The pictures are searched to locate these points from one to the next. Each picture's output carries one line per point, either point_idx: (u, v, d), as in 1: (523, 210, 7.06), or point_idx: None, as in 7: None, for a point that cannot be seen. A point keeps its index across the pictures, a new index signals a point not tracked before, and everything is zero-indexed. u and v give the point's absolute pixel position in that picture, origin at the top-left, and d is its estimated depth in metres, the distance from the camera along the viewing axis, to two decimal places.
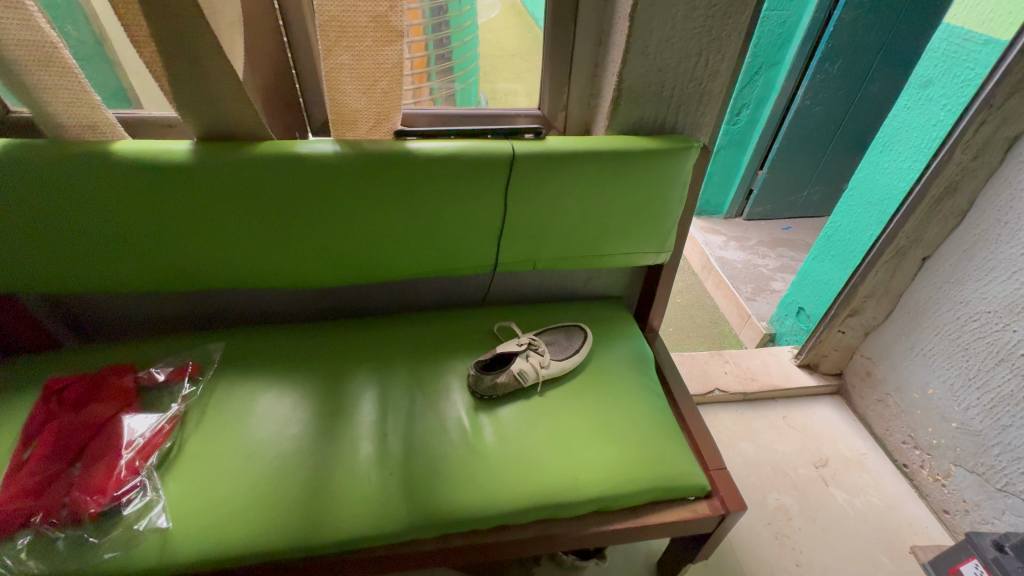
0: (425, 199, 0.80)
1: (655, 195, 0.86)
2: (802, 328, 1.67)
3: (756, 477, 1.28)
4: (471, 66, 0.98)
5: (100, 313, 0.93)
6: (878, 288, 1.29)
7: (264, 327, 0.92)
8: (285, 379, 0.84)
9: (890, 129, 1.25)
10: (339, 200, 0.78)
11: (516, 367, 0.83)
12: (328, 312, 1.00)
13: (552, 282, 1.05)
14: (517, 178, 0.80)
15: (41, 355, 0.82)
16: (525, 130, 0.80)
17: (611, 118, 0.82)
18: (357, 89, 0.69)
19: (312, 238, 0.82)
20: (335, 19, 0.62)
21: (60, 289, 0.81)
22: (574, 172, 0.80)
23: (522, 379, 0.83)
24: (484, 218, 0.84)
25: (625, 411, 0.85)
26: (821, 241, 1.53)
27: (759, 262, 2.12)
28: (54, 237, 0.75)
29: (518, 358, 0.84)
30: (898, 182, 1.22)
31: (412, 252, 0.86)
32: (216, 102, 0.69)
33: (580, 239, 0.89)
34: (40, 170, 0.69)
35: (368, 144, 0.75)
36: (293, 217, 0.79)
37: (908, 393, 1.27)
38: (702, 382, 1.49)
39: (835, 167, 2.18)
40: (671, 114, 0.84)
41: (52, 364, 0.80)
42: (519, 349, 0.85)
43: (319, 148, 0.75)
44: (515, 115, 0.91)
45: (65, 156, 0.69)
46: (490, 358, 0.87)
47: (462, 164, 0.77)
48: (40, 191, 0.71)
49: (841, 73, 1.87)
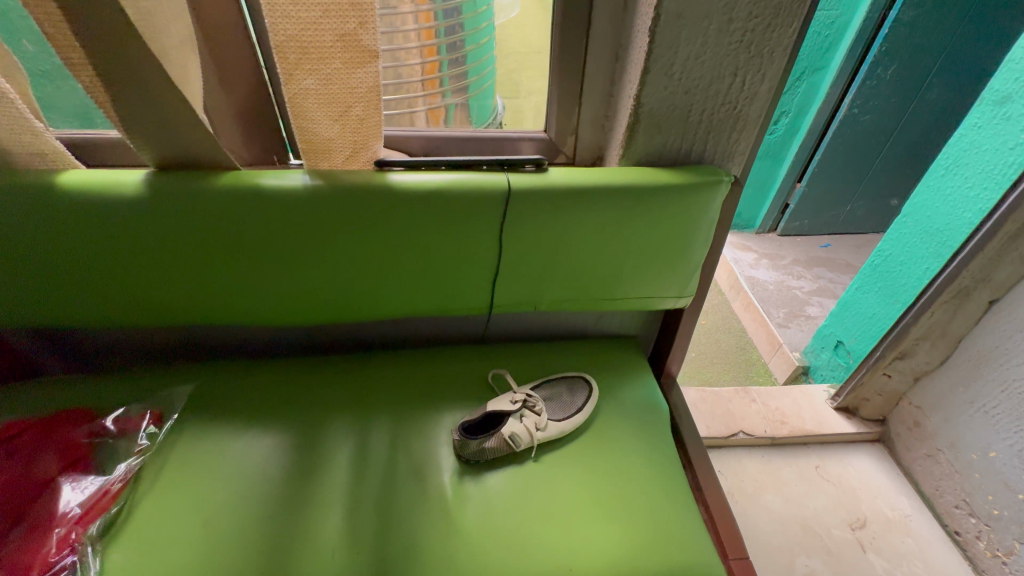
0: (409, 235, 0.70)
1: (677, 232, 0.74)
2: (839, 363, 1.52)
3: (782, 537, 1.15)
4: (487, 71, 0.88)
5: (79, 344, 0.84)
6: (933, 330, 1.13)
7: (238, 364, 0.84)
8: (255, 427, 0.75)
9: (957, 150, 1.09)
10: (313, 235, 0.69)
11: (507, 431, 0.73)
12: (311, 347, 0.91)
13: (558, 321, 0.94)
14: (515, 215, 0.69)
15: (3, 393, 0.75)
16: (525, 161, 0.69)
17: (627, 146, 0.71)
18: (327, 115, 0.60)
19: (284, 275, 0.73)
20: (294, 39, 0.53)
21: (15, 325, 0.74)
22: (582, 209, 0.69)
23: (514, 443, 0.73)
24: (478, 256, 0.73)
25: (633, 481, 0.74)
26: (865, 270, 1.37)
27: (793, 284, 1.96)
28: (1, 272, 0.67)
29: (510, 419, 0.75)
30: (964, 212, 1.06)
31: (396, 291, 0.76)
32: (170, 129, 0.60)
33: (589, 279, 0.78)
34: None
35: (344, 175, 0.66)
36: (263, 254, 0.70)
37: (965, 452, 1.12)
38: (725, 423, 1.36)
39: (883, 181, 2.00)
40: (698, 142, 0.71)
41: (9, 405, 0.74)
42: (512, 408, 0.76)
43: (288, 179, 0.65)
44: (518, 138, 0.80)
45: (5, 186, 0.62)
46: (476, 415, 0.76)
47: (451, 199, 0.67)
48: None
49: (895, 79, 1.69)
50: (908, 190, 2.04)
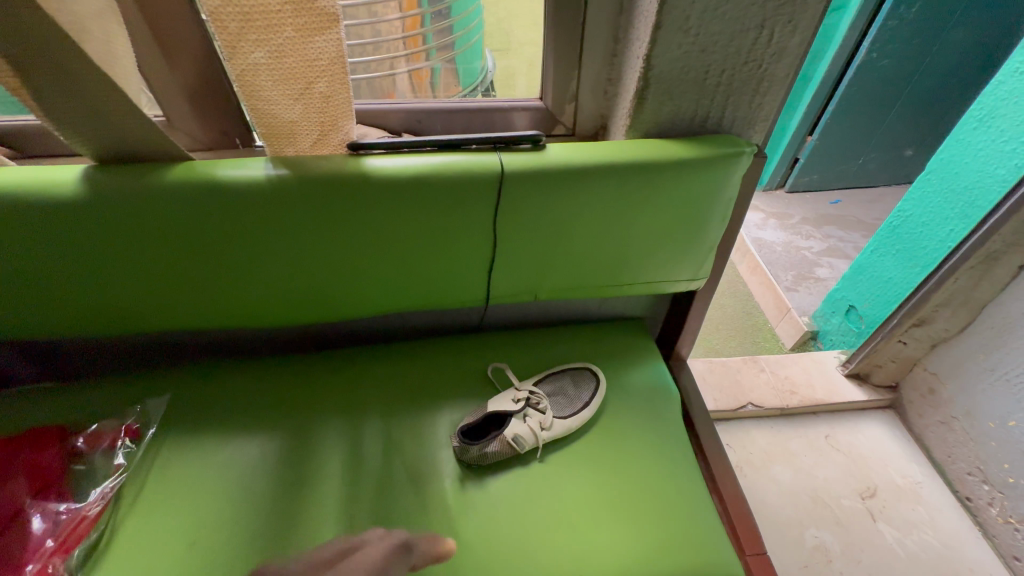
0: (391, 227, 0.62)
1: (691, 212, 0.66)
2: (851, 328, 1.47)
3: (791, 509, 1.14)
4: (474, 22, 0.77)
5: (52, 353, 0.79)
6: (956, 296, 1.07)
7: (220, 368, 0.79)
8: (241, 435, 0.71)
9: (993, 100, 1.00)
10: (283, 232, 0.61)
11: (510, 433, 0.69)
12: (299, 344, 0.86)
13: (559, 305, 0.88)
14: (510, 200, 0.61)
15: None
16: (519, 138, 0.60)
17: (635, 116, 0.62)
18: (286, 93, 0.52)
19: (256, 275, 0.65)
20: (233, 4, 0.45)
21: None
22: (585, 189, 0.61)
23: (518, 445, 0.69)
24: (470, 246, 0.66)
25: (644, 479, 0.70)
26: (883, 232, 1.30)
27: (802, 244, 1.89)
28: None
29: (513, 420, 0.71)
30: (997, 169, 0.98)
31: (382, 287, 0.70)
32: (104, 118, 0.52)
33: (593, 266, 0.71)
34: None
35: (312, 163, 0.57)
36: (229, 253, 0.62)
37: (981, 420, 1.09)
38: (733, 395, 1.32)
39: (899, 130, 1.88)
40: (716, 108, 0.62)
41: None
42: (515, 407, 0.72)
43: (248, 170, 0.57)
44: (510, 109, 0.71)
45: None
46: (477, 417, 0.72)
47: (435, 186, 0.59)
48: None
49: (919, 18, 1.55)
50: (926, 138, 1.93)
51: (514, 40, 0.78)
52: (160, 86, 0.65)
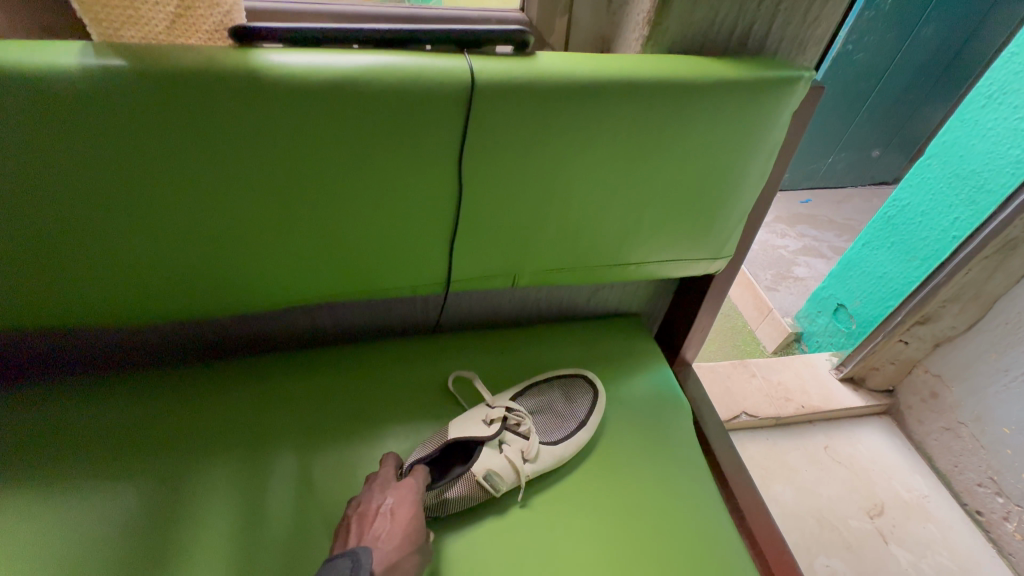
0: (308, 167, 0.42)
1: (725, 163, 0.50)
2: (838, 329, 1.38)
3: (797, 534, 1.00)
4: None
5: None
6: (967, 289, 0.98)
7: (49, 388, 0.54)
8: (76, 486, 0.47)
9: (1006, 74, 0.91)
10: (129, 169, 0.39)
11: (483, 469, 0.50)
12: (191, 350, 0.63)
13: (540, 297, 0.69)
14: (484, 131, 0.42)
15: None
16: (497, 37, 0.41)
17: (657, 21, 0.44)
18: None
19: (93, 243, 0.43)
20: None
21: None
22: (592, 121, 0.43)
23: (492, 486, 0.50)
24: (425, 202, 0.46)
25: (662, 526, 0.52)
26: (875, 224, 1.20)
27: (777, 243, 1.82)
28: None
29: (486, 450, 0.52)
30: (1010, 149, 0.90)
31: (301, 262, 0.49)
32: None
33: (591, 238, 0.54)
34: None
35: (170, 53, 0.36)
36: (37, 206, 0.39)
37: (993, 426, 0.99)
38: (724, 405, 1.18)
39: (868, 130, 1.85)
40: (763, 18, 0.46)
41: None
42: (487, 431, 0.53)
43: (51, 57, 0.34)
44: (481, 21, 0.53)
45: None
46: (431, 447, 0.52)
47: (374, 101, 0.39)
48: None
49: (895, 10, 1.50)
50: (892, 139, 1.91)
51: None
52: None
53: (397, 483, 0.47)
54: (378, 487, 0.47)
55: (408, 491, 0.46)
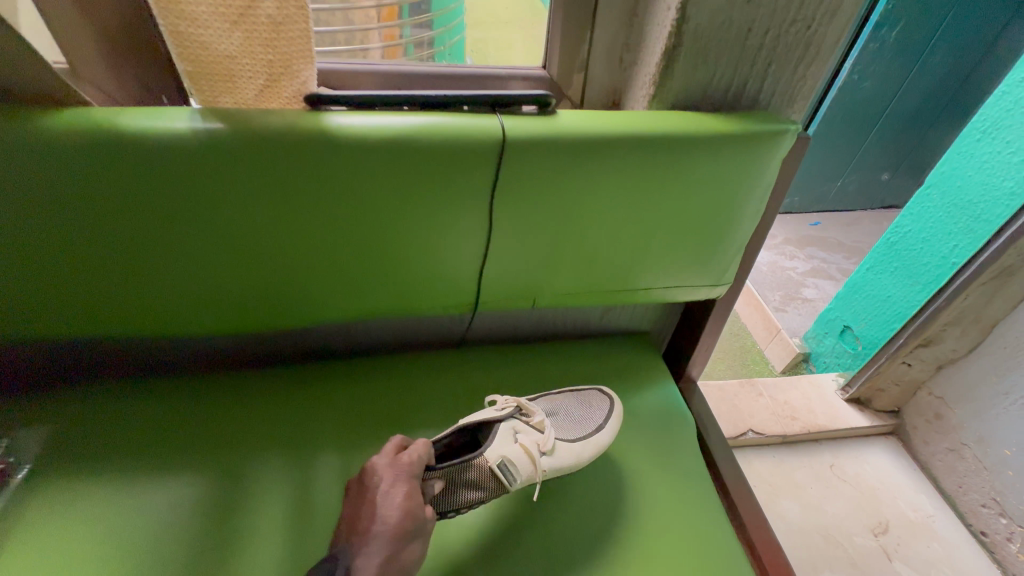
0: (361, 206, 0.49)
1: (724, 202, 0.56)
2: (845, 350, 1.41)
3: (803, 550, 1.03)
4: (455, 18, 0.70)
5: None
6: (966, 313, 1.02)
7: (126, 391, 0.61)
8: (150, 477, 0.54)
9: (998, 110, 0.96)
10: (215, 209, 0.47)
11: (497, 456, 0.53)
12: (243, 360, 0.70)
13: (555, 316, 0.76)
14: (512, 178, 0.49)
15: None
16: (524, 99, 0.48)
17: (662, 81, 0.52)
18: (220, 14, 0.39)
19: (180, 269, 0.51)
20: None
21: None
22: (605, 167, 0.50)
23: (504, 473, 0.53)
24: (459, 236, 0.54)
25: (667, 530, 0.57)
26: (879, 249, 1.25)
27: (786, 265, 1.86)
28: None
29: (500, 438, 0.55)
30: (1004, 181, 0.95)
31: (349, 286, 0.56)
32: None
33: (603, 266, 0.60)
34: None
35: (258, 116, 0.44)
36: (139, 238, 0.47)
37: (996, 448, 1.02)
38: (732, 422, 1.22)
39: (877, 154, 1.90)
40: (755, 77, 0.53)
41: None
42: (498, 423, 0.56)
43: (166, 121, 0.43)
44: (508, 77, 0.61)
45: None
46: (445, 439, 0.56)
47: (421, 154, 0.46)
48: None
49: (900, 40, 1.56)
50: (901, 163, 1.95)
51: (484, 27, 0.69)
52: (52, 6, 0.50)
53: (384, 468, 0.48)
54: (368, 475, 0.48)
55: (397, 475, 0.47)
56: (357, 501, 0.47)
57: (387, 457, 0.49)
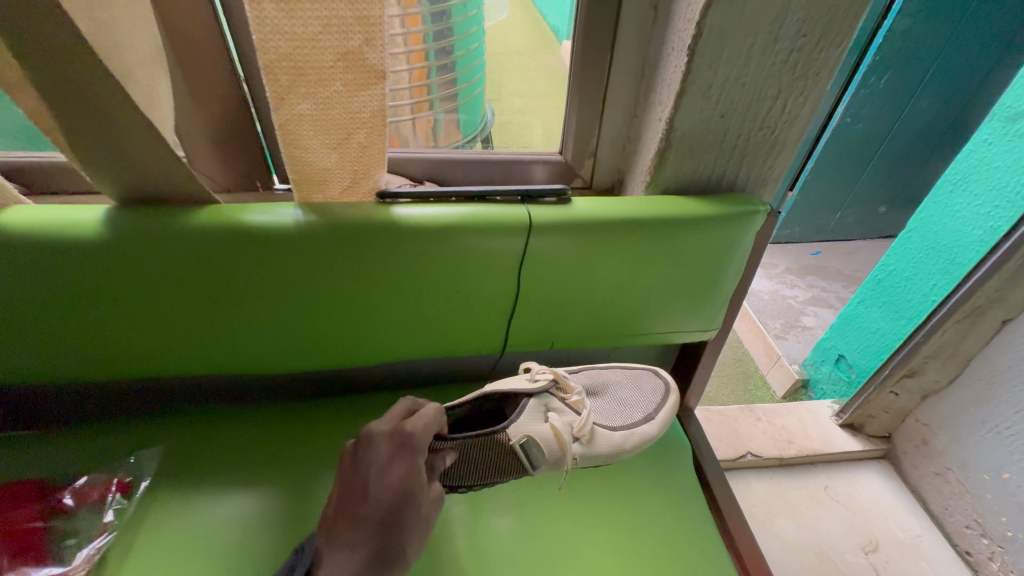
0: (417, 274, 0.62)
1: (709, 266, 0.68)
2: (840, 378, 1.50)
3: (798, 564, 1.11)
4: (477, 76, 0.77)
5: (48, 399, 0.74)
6: (944, 348, 1.11)
7: (218, 416, 0.75)
8: (241, 487, 0.66)
9: (966, 166, 1.07)
10: (305, 277, 0.61)
11: (521, 434, 0.62)
12: (307, 389, 0.84)
13: (569, 353, 0.88)
14: (535, 252, 0.62)
15: None
16: (545, 192, 0.61)
17: (656, 172, 0.64)
18: (325, 144, 0.52)
19: (274, 318, 0.65)
20: (287, 58, 0.44)
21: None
22: (610, 243, 0.63)
23: (525, 449, 0.63)
24: (492, 295, 0.67)
25: (664, 540, 0.69)
26: (868, 285, 1.35)
27: (787, 293, 1.96)
28: None
29: (526, 418, 0.64)
30: (974, 230, 1.04)
31: (402, 331, 0.69)
32: (137, 162, 0.52)
33: (609, 316, 0.72)
34: None
35: (341, 209, 0.58)
36: (247, 297, 0.62)
37: (976, 472, 1.11)
38: (732, 445, 1.32)
39: (874, 188, 2.00)
40: (732, 168, 0.66)
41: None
42: (527, 398, 0.66)
43: (277, 216, 0.57)
44: (531, 161, 0.75)
45: None
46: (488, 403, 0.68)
47: (465, 236, 0.59)
48: None
49: (889, 87, 1.68)
50: (898, 196, 2.05)
51: (505, 90, 0.81)
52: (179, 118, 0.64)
53: (379, 443, 0.51)
54: (363, 449, 0.51)
55: (389, 454, 0.50)
56: (352, 477, 0.50)
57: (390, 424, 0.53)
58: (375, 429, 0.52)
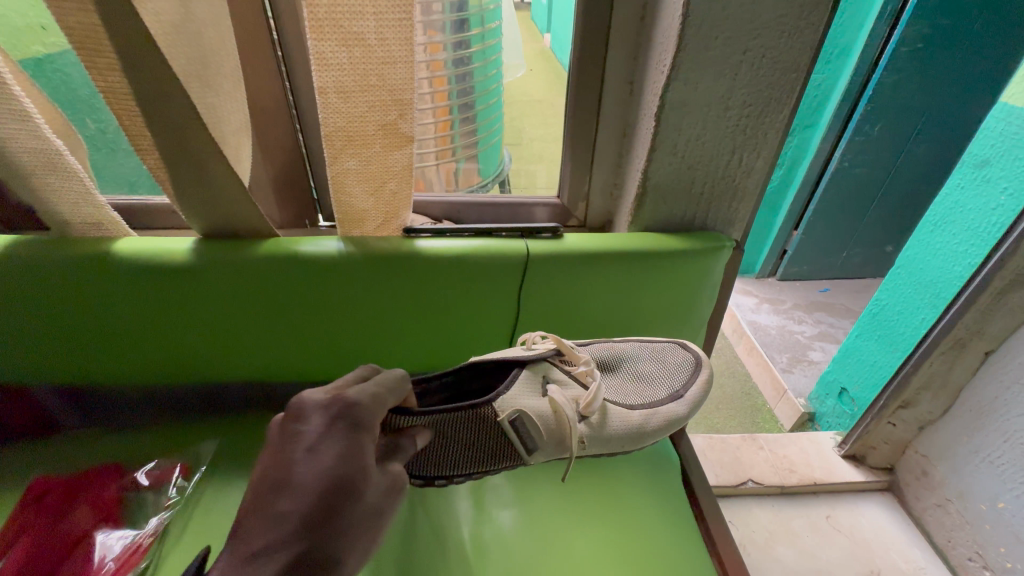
0: (434, 295, 0.75)
1: (687, 293, 0.79)
2: (845, 411, 1.54)
3: None
4: (495, 126, 0.89)
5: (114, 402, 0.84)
6: (934, 379, 1.15)
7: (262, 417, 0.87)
8: None
9: (943, 208, 1.15)
10: (342, 296, 0.74)
11: (510, 409, 0.62)
12: None
13: None
14: (534, 279, 0.74)
15: (65, 447, 0.80)
16: (542, 229, 0.74)
17: (637, 213, 0.77)
18: (364, 190, 0.67)
19: (314, 332, 0.78)
20: (340, 130, 0.60)
21: (84, 378, 0.81)
22: (597, 271, 0.74)
23: (517, 423, 0.63)
24: (498, 316, 0.78)
25: (648, 539, 0.76)
26: (864, 319, 1.41)
27: (794, 329, 2.01)
28: (68, 326, 0.74)
29: (513, 392, 0.64)
30: (953, 267, 1.11)
31: (420, 346, 0.81)
32: (221, 205, 0.67)
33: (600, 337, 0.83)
34: (59, 273, 0.69)
35: (375, 241, 0.71)
36: (295, 312, 0.75)
37: (973, 503, 1.13)
38: (733, 472, 1.37)
39: (879, 229, 2.07)
40: (702, 210, 0.77)
41: (62, 463, 0.77)
42: (520, 370, 0.66)
43: (323, 246, 0.71)
44: (534, 205, 0.89)
45: (86, 253, 0.69)
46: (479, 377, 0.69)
47: (475, 264, 0.72)
48: (57, 288, 0.70)
49: (884, 135, 1.77)
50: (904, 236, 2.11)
51: (525, 134, 0.94)
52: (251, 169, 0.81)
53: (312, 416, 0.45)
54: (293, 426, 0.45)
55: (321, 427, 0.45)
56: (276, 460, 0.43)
57: (330, 394, 0.48)
58: (309, 402, 0.47)
